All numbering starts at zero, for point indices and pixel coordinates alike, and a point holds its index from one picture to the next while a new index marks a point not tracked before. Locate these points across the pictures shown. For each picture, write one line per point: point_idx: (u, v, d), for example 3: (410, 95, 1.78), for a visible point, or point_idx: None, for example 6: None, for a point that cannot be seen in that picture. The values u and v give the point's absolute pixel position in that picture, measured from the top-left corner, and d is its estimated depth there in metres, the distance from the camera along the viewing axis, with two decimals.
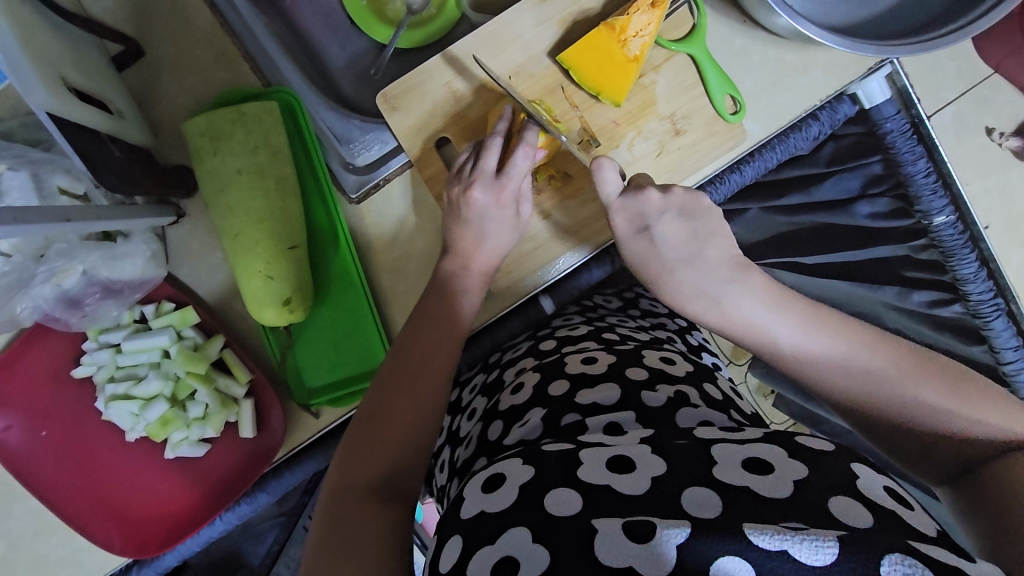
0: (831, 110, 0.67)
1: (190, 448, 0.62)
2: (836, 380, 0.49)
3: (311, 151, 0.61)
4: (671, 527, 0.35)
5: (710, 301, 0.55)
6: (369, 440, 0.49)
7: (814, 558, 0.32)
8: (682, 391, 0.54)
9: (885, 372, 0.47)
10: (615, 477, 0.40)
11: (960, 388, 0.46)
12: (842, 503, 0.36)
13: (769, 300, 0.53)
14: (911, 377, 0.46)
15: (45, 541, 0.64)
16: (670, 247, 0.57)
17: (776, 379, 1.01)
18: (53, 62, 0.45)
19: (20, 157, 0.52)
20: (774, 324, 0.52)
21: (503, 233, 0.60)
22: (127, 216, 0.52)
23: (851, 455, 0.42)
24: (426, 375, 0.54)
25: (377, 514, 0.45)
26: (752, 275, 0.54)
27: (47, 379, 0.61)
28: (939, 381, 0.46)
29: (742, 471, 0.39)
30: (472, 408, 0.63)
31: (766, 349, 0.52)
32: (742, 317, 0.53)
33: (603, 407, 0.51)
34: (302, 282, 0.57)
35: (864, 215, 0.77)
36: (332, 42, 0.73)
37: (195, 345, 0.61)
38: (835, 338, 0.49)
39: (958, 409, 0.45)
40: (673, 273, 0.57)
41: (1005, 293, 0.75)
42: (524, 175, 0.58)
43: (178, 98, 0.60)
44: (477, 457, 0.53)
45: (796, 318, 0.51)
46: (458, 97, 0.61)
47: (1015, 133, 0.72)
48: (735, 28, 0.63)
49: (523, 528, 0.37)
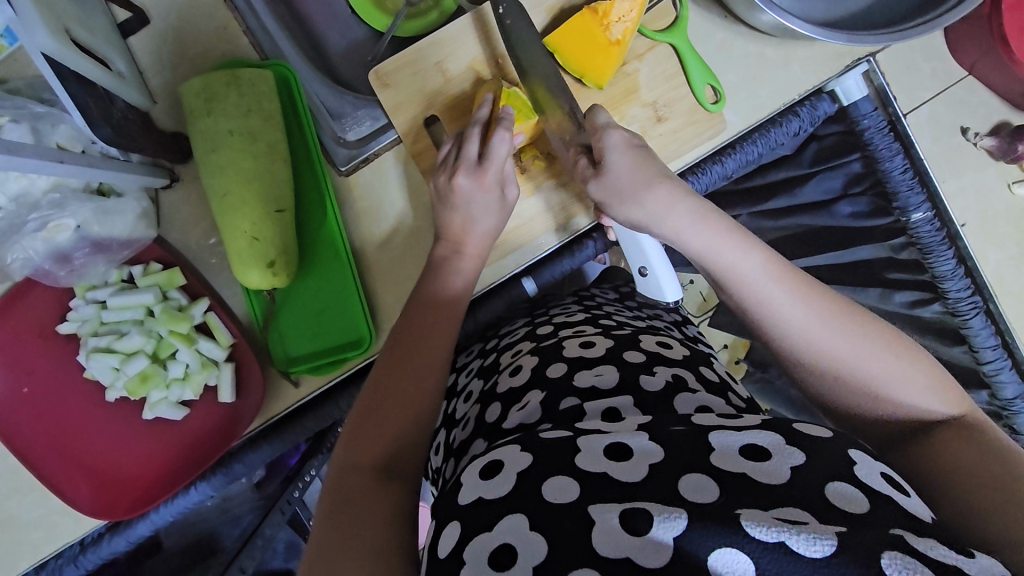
0: (811, 108, 0.69)
1: (168, 409, 0.63)
2: (781, 320, 0.50)
3: (303, 122, 0.64)
4: (668, 519, 0.35)
5: (681, 226, 0.54)
6: (366, 425, 0.50)
7: (811, 549, 0.32)
8: (680, 375, 0.54)
9: (829, 316, 0.48)
10: (612, 463, 0.40)
11: (896, 353, 0.47)
12: (840, 489, 0.37)
13: (731, 233, 0.53)
14: (852, 332, 0.48)
15: (19, 501, 0.64)
16: (649, 171, 0.55)
17: (769, 395, 1.04)
18: (58, 14, 0.47)
19: (23, 110, 0.55)
20: (737, 259, 0.52)
21: (486, 219, 0.61)
22: (119, 170, 0.54)
23: (847, 440, 0.41)
24: (426, 354, 0.54)
25: (377, 497, 0.45)
26: (711, 208, 0.54)
27: (32, 335, 0.62)
28: (881, 336, 0.47)
29: (739, 458, 0.39)
30: (469, 390, 0.63)
31: (720, 281, 0.53)
32: (702, 246, 0.53)
33: (602, 390, 0.51)
34: (287, 246, 0.59)
35: (845, 214, 0.80)
36: (332, 29, 0.76)
37: (179, 307, 0.62)
38: (787, 279, 0.50)
39: (887, 372, 0.47)
40: (646, 198, 0.55)
41: (983, 291, 0.76)
42: (505, 157, 0.59)
43: (179, 68, 0.63)
44: (474, 438, 0.54)
45: (758, 255, 0.51)
46: (448, 76, 0.64)
47: (990, 133, 0.73)
48: (717, 22, 0.66)
49: (520, 514, 0.37)
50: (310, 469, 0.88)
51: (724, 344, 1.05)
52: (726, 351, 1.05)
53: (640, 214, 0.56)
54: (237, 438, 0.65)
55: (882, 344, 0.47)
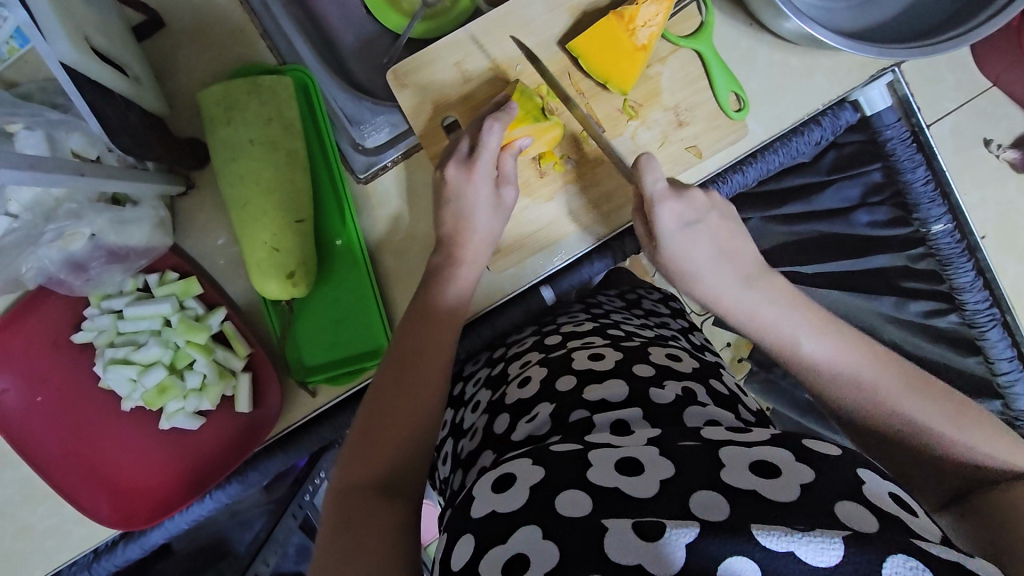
0: (833, 117, 0.67)
1: (185, 420, 0.62)
2: (844, 388, 0.50)
3: (322, 130, 0.62)
4: (680, 527, 0.34)
5: (738, 296, 0.57)
6: (369, 440, 0.49)
7: (819, 560, 0.32)
8: (690, 388, 0.52)
9: (889, 383, 0.49)
10: (623, 478, 0.39)
11: (962, 410, 0.47)
12: (849, 508, 0.35)
13: (791, 304, 0.55)
14: (913, 390, 0.48)
15: (32, 510, 0.63)
16: (712, 248, 0.58)
17: (771, 396, 1.04)
18: (77, 21, 0.46)
19: (38, 117, 0.53)
20: (793, 324, 0.54)
21: (482, 217, 0.59)
22: (136, 178, 0.52)
23: (854, 459, 0.40)
24: (425, 367, 0.53)
25: (382, 512, 0.45)
26: (771, 280, 0.57)
27: (46, 344, 0.61)
28: (942, 401, 0.48)
29: (750, 475, 0.38)
30: (477, 399, 0.61)
31: (780, 349, 0.54)
32: (766, 316, 0.55)
33: (611, 404, 0.49)
34: (308, 257, 0.58)
35: (862, 223, 0.80)
36: (347, 29, 0.74)
37: (196, 316, 0.61)
38: (846, 346, 0.52)
39: (957, 428, 0.47)
40: (701, 271, 0.58)
41: (1001, 303, 0.77)
42: (491, 149, 0.58)
43: (194, 73, 0.62)
44: (482, 450, 0.52)
45: (813, 320, 0.54)
46: (467, 77, 0.63)
47: (1012, 145, 0.74)
48: (742, 30, 0.65)
49: (535, 527, 0.36)
50: (320, 471, 0.89)
51: (727, 342, 1.05)
52: (728, 349, 1.04)
53: (704, 290, 0.58)
54: (254, 449, 0.64)
55: (945, 404, 0.48)
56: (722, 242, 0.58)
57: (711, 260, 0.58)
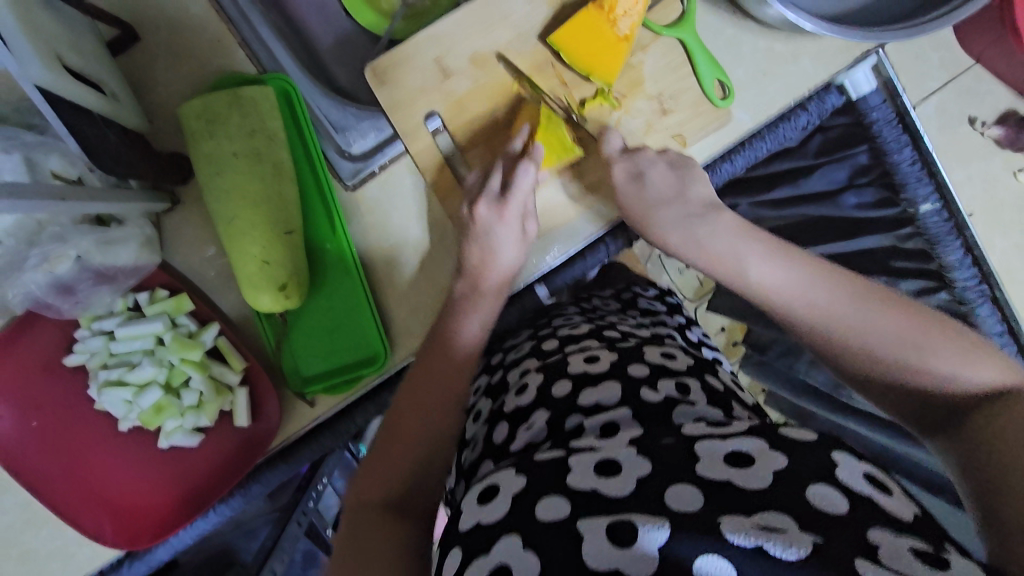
0: (819, 101, 0.67)
1: (183, 438, 0.61)
2: (802, 312, 0.53)
3: (306, 136, 0.62)
4: (652, 527, 0.34)
5: (687, 238, 0.60)
6: (379, 464, 0.51)
7: (786, 552, 0.32)
8: (684, 386, 0.52)
9: (850, 305, 0.52)
10: (601, 479, 0.39)
11: (927, 328, 0.50)
12: (821, 491, 0.35)
13: (741, 236, 0.58)
14: (874, 310, 0.51)
15: (33, 535, 0.62)
16: (659, 194, 0.60)
17: (768, 376, 1.00)
18: (49, 41, 0.45)
19: (14, 140, 0.52)
20: (750, 258, 0.57)
21: (509, 249, 0.60)
22: (119, 198, 0.52)
23: (833, 443, 0.40)
24: (435, 398, 0.54)
25: (388, 531, 0.46)
26: (723, 214, 0.60)
27: (37, 367, 0.60)
28: (898, 317, 0.50)
29: (726, 466, 0.38)
30: (477, 409, 0.60)
31: (734, 280, 0.58)
32: (714, 249, 0.59)
33: (605, 407, 0.49)
34: (298, 268, 0.58)
35: (851, 205, 0.81)
36: (326, 32, 0.73)
37: (189, 333, 0.60)
38: (801, 272, 0.55)
39: (915, 347, 0.49)
40: (652, 218, 0.61)
41: (990, 278, 0.76)
42: (527, 191, 0.59)
43: (173, 86, 0.61)
44: (483, 460, 0.52)
45: (768, 252, 0.57)
46: (446, 72, 0.61)
47: (996, 122, 0.77)
48: (726, 19, 0.64)
49: (516, 533, 0.36)
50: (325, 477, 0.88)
51: (721, 326, 1.06)
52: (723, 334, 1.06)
53: (654, 233, 0.61)
54: (255, 463, 0.64)
55: (902, 320, 0.50)
56: (670, 189, 0.60)
57: (665, 202, 0.60)
